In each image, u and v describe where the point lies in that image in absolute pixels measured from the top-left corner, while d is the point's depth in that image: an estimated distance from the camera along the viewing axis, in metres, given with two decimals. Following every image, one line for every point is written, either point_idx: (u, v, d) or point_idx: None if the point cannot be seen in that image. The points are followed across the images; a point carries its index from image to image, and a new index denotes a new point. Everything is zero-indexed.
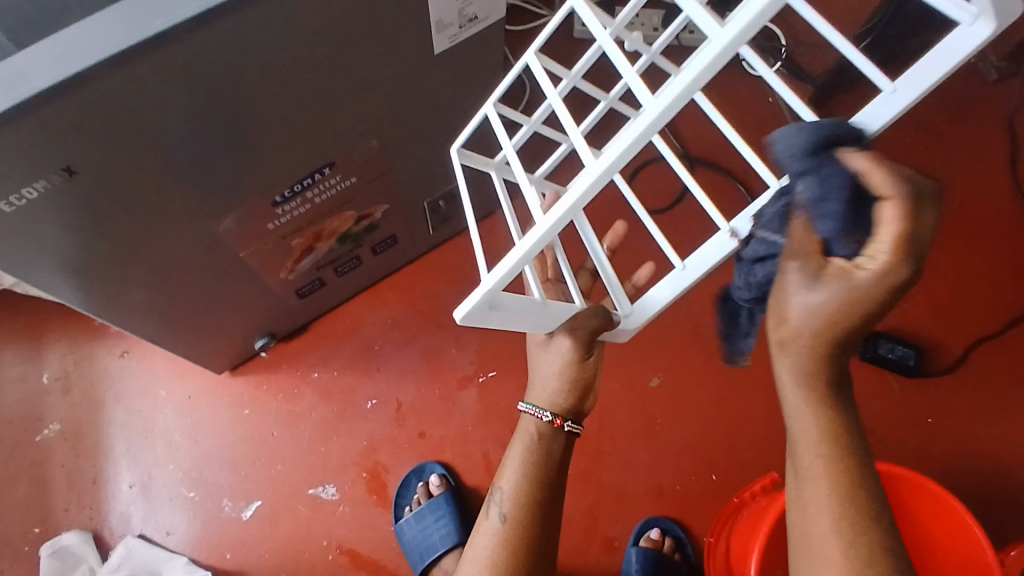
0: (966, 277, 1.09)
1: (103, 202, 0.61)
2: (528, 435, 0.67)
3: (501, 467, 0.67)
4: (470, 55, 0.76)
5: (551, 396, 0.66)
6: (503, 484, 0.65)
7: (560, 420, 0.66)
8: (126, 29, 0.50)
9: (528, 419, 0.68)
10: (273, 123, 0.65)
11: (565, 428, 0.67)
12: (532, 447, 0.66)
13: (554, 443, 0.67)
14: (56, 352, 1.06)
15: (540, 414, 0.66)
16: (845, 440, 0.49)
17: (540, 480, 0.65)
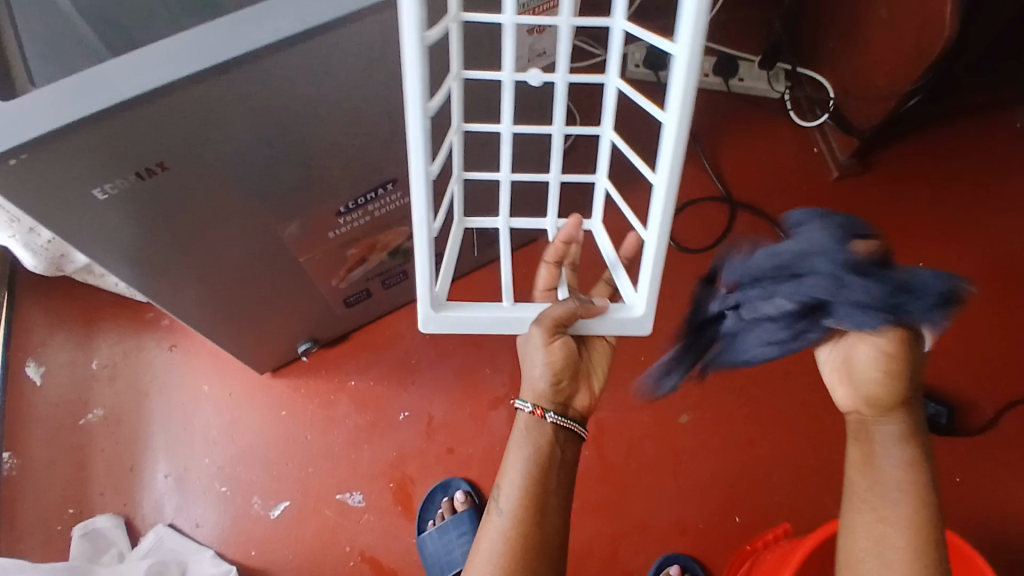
0: (1004, 340, 1.09)
1: (184, 197, 0.66)
2: (523, 428, 0.64)
3: (502, 465, 0.64)
4: (535, 87, 0.79)
5: (531, 386, 0.65)
6: (506, 480, 0.62)
7: (541, 410, 0.63)
8: (227, 42, 0.55)
9: (520, 416, 0.65)
10: (347, 138, 0.69)
11: (550, 418, 0.63)
12: (529, 439, 0.63)
13: (544, 440, 0.63)
14: (107, 341, 1.10)
15: (523, 406, 0.64)
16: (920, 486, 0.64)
17: (543, 470, 0.62)
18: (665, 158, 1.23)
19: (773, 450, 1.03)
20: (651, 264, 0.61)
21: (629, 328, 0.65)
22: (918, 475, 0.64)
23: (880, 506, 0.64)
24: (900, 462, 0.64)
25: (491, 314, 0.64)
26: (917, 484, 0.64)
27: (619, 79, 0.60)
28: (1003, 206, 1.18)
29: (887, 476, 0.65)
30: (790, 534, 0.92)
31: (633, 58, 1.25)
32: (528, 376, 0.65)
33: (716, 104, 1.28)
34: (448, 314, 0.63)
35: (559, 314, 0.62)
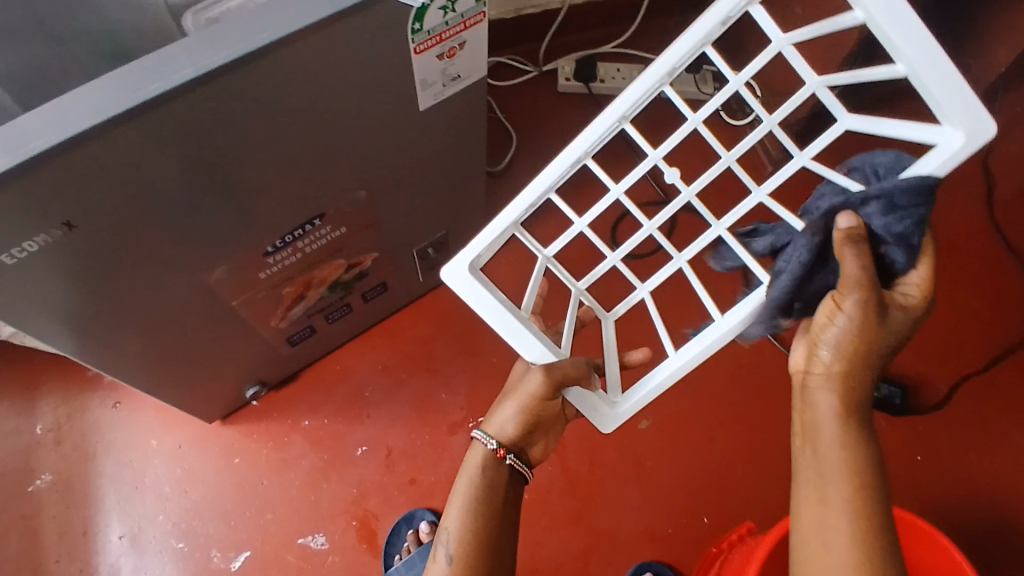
0: (948, 315, 1.13)
1: (101, 255, 0.64)
2: (476, 466, 0.63)
3: (447, 503, 0.63)
4: (458, 110, 0.79)
5: (499, 425, 0.64)
6: (450, 523, 0.61)
7: (503, 450, 0.63)
8: (127, 91, 0.53)
9: (477, 448, 0.64)
10: (266, 178, 0.68)
11: (508, 460, 0.63)
12: (482, 474, 0.63)
13: (498, 477, 0.63)
14: (49, 404, 1.06)
15: (487, 441, 0.63)
16: (864, 471, 0.52)
17: (490, 510, 0.61)
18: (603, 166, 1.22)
19: (733, 448, 1.04)
20: (658, 386, 0.62)
21: (600, 414, 0.64)
22: (859, 447, 0.52)
23: (821, 491, 0.53)
24: (835, 434, 0.53)
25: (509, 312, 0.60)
26: (858, 458, 0.52)
27: (727, 228, 0.61)
28: None
29: (823, 456, 0.53)
30: (754, 530, 0.92)
31: (563, 71, 1.26)
32: (502, 415, 0.64)
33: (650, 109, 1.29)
34: (470, 282, 0.59)
35: (566, 369, 0.60)
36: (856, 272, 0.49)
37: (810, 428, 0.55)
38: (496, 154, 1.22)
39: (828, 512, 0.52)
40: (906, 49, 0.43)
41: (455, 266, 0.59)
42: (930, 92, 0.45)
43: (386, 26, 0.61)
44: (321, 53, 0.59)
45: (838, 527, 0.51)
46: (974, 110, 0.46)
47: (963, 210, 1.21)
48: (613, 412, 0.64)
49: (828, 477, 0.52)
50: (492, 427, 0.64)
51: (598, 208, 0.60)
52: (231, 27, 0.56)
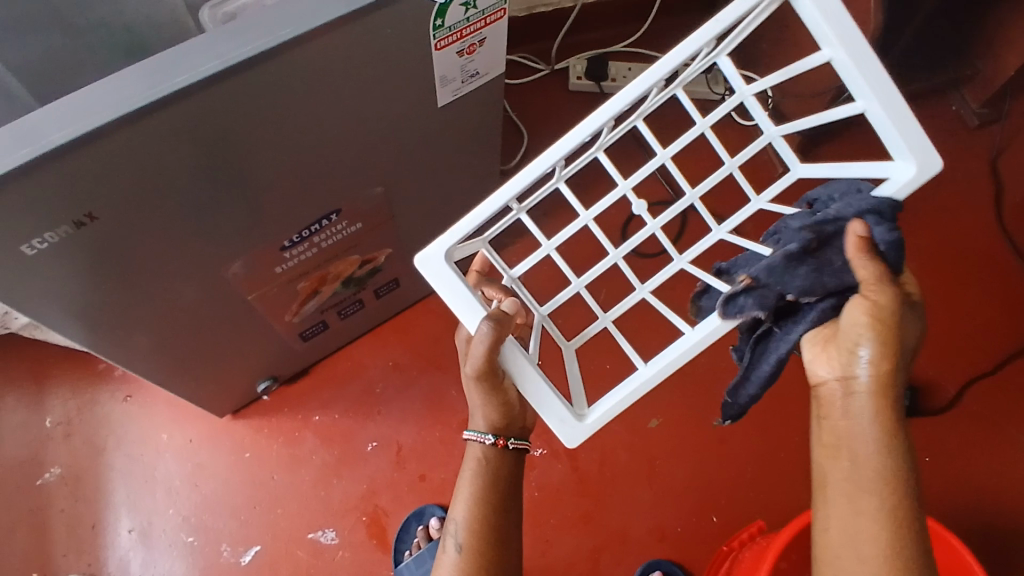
0: (956, 317, 1.13)
1: (120, 248, 0.64)
2: (478, 458, 0.63)
3: (453, 496, 0.63)
4: (475, 106, 0.79)
5: (484, 418, 0.61)
6: (458, 514, 0.61)
7: (503, 440, 0.62)
8: (151, 84, 0.53)
9: (474, 446, 0.63)
10: (285, 173, 0.69)
11: (510, 446, 0.63)
12: (485, 467, 0.62)
13: (502, 465, 0.63)
14: (59, 397, 1.06)
15: (483, 438, 0.62)
16: (900, 479, 0.51)
17: (497, 499, 0.61)
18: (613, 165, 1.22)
19: (743, 447, 1.04)
20: (619, 407, 0.55)
21: (552, 416, 0.55)
22: (893, 452, 0.52)
23: (853, 496, 0.53)
24: (871, 441, 0.52)
25: (461, 290, 0.54)
26: (893, 465, 0.52)
27: (688, 263, 0.62)
28: (942, 192, 1.24)
29: (859, 462, 0.53)
30: (765, 528, 0.92)
31: (575, 70, 1.26)
32: (476, 413, 0.62)
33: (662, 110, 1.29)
34: (444, 268, 0.54)
35: (483, 358, 0.54)
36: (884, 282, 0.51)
37: (842, 434, 0.55)
38: (507, 153, 1.23)
39: (861, 519, 0.52)
40: (871, 91, 0.50)
41: (430, 255, 0.54)
42: (889, 129, 0.51)
43: (409, 21, 0.61)
44: (345, 48, 0.59)
45: (868, 531, 0.51)
46: (923, 147, 0.51)
47: (974, 214, 1.22)
48: (580, 429, 0.55)
49: (860, 483, 0.52)
50: (478, 425, 0.62)
51: (569, 231, 0.58)
52: (255, 20, 0.56)
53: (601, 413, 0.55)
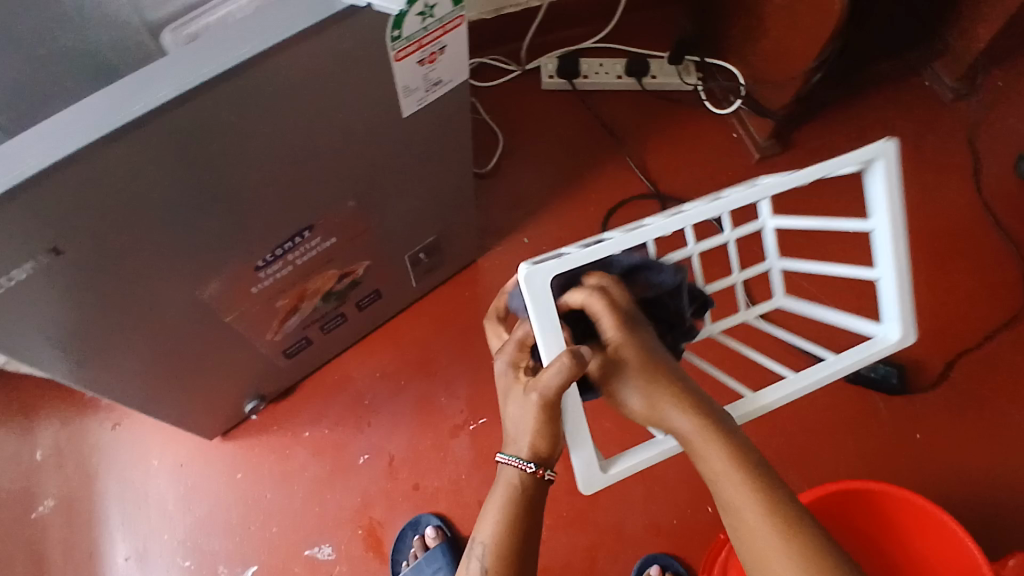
0: (939, 293, 1.14)
1: (94, 279, 0.64)
2: (513, 484, 0.53)
3: (478, 516, 0.54)
4: (442, 113, 0.78)
5: (526, 445, 0.52)
6: (484, 536, 0.52)
7: (544, 470, 0.53)
8: (109, 113, 0.53)
9: (507, 468, 0.54)
10: (257, 192, 0.68)
11: (548, 477, 0.54)
12: (517, 492, 0.53)
13: (537, 495, 0.54)
14: (48, 427, 1.06)
15: (523, 464, 0.52)
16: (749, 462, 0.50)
17: (525, 529, 0.53)
18: (591, 162, 1.22)
19: None
20: (646, 458, 0.54)
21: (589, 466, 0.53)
22: (755, 473, 0.50)
23: (756, 546, 0.48)
24: (705, 444, 0.50)
25: (551, 314, 0.49)
26: (764, 491, 0.49)
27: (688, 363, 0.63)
28: (920, 171, 1.24)
29: (711, 468, 0.50)
30: None
31: (546, 69, 1.26)
32: (522, 431, 0.52)
33: (638, 103, 1.27)
34: (549, 291, 0.49)
35: (552, 387, 0.49)
36: (602, 308, 0.54)
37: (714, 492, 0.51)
38: (484, 155, 1.22)
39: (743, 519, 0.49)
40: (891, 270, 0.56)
41: (542, 271, 0.49)
42: (892, 299, 0.57)
43: (365, 34, 0.60)
44: (303, 65, 0.59)
45: (779, 539, 0.48)
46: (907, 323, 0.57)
47: (952, 189, 1.22)
48: (599, 480, 0.53)
49: (737, 499, 0.49)
50: (521, 449, 0.52)
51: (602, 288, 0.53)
52: (209, 44, 0.56)
53: (623, 467, 0.54)
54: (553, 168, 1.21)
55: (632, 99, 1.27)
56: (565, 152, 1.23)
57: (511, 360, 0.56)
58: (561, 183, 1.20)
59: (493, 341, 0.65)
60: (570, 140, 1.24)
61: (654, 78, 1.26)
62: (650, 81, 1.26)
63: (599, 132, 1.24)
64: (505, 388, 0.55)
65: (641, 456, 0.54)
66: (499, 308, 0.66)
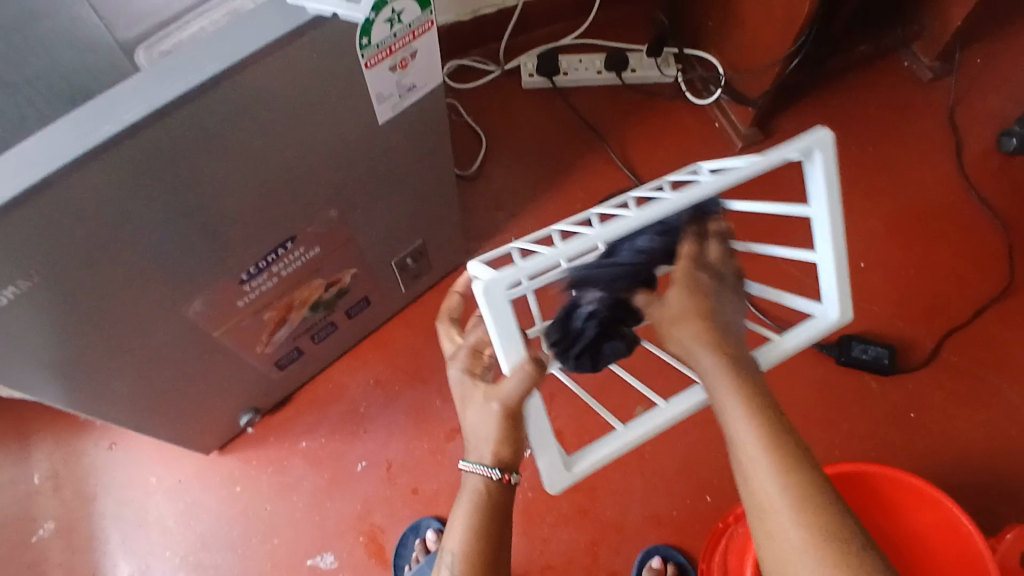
0: (927, 271, 1.14)
1: (78, 302, 0.64)
2: (480, 489, 0.55)
3: (446, 524, 0.56)
4: (419, 118, 0.79)
5: (488, 453, 0.54)
6: (454, 544, 0.53)
7: (509, 475, 0.55)
8: (79, 137, 0.53)
9: (472, 477, 0.55)
10: (236, 206, 0.68)
11: (513, 481, 0.56)
12: (486, 499, 0.55)
13: (503, 499, 0.56)
14: (45, 451, 1.06)
15: (488, 472, 0.54)
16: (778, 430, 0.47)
17: (494, 532, 0.55)
18: (574, 158, 1.22)
19: None
20: (610, 453, 0.54)
21: (553, 469, 0.53)
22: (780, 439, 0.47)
23: (771, 514, 0.46)
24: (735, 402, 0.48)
25: (514, 326, 0.47)
26: (793, 456, 0.46)
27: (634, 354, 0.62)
28: (902, 151, 1.24)
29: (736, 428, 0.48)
30: None
31: (526, 68, 1.27)
32: (485, 439, 0.54)
33: (619, 98, 1.27)
34: (506, 304, 0.46)
35: (513, 399, 0.50)
36: (687, 257, 0.54)
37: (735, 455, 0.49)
38: (467, 157, 1.22)
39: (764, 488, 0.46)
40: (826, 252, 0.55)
41: (501, 283, 0.45)
42: (830, 282, 0.56)
43: (335, 44, 0.61)
44: (275, 77, 0.59)
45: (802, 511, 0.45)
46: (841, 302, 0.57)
47: (936, 167, 1.23)
48: (568, 479, 0.53)
49: (766, 467, 0.46)
50: (483, 457, 0.54)
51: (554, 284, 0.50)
52: (180, 60, 0.56)
53: (588, 464, 0.54)
54: (536, 166, 1.22)
55: (612, 93, 1.28)
56: (548, 150, 1.23)
57: (466, 368, 0.57)
58: (545, 181, 1.20)
59: (447, 344, 0.64)
60: (552, 138, 1.24)
61: (633, 71, 1.26)
62: (629, 75, 1.26)
63: (581, 128, 1.25)
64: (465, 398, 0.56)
65: (606, 450, 0.54)
66: (451, 308, 0.66)
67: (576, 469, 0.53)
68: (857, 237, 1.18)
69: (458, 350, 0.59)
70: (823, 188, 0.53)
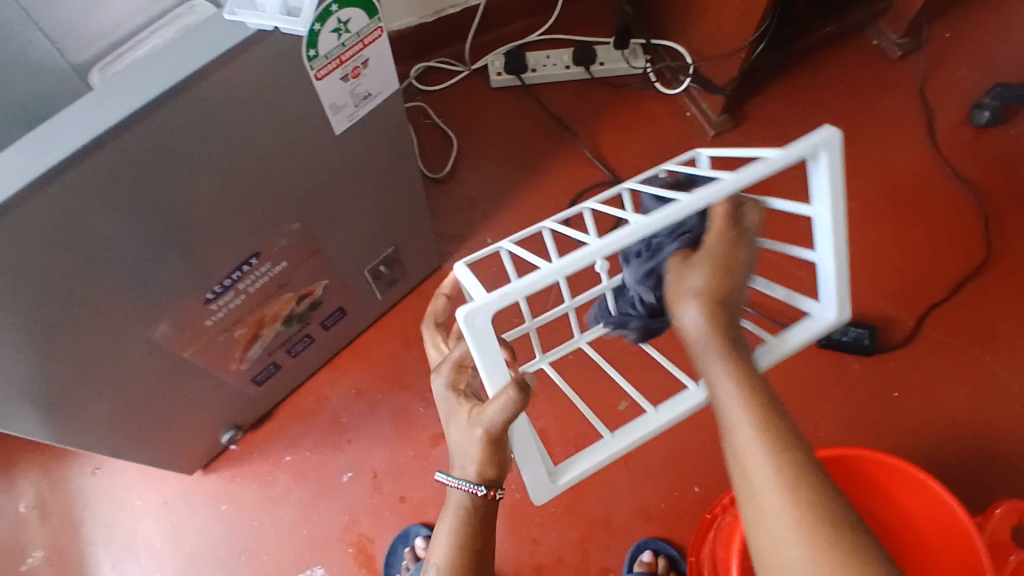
0: (904, 249, 1.14)
1: (42, 333, 0.63)
2: (464, 505, 0.53)
3: (431, 536, 0.55)
4: (378, 126, 0.78)
5: (473, 474, 0.52)
6: (437, 558, 0.53)
7: (494, 492, 0.53)
8: (22, 169, 0.52)
9: (456, 494, 0.54)
10: (197, 227, 0.67)
11: (499, 497, 0.54)
12: (469, 515, 0.53)
13: (489, 515, 0.54)
14: (29, 480, 1.05)
15: (473, 490, 0.52)
16: (782, 440, 0.46)
17: (478, 546, 0.54)
18: (546, 155, 1.22)
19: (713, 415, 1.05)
20: (596, 463, 0.53)
21: (535, 483, 0.51)
22: (782, 439, 0.46)
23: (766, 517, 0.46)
24: (735, 400, 0.47)
25: (497, 356, 0.46)
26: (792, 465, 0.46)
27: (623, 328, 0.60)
28: (873, 129, 1.24)
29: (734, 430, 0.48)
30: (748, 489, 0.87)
31: (493, 67, 1.26)
32: (469, 461, 0.51)
33: (587, 91, 1.27)
34: (489, 330, 0.44)
35: (497, 424, 0.48)
36: (722, 224, 0.49)
37: (741, 473, 0.47)
38: (438, 159, 1.22)
39: (758, 497, 0.46)
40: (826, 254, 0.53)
41: (484, 309, 0.43)
42: (830, 282, 0.54)
43: (280, 58, 0.60)
44: (223, 94, 0.59)
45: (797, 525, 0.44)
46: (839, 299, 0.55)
47: (908, 144, 1.22)
48: (549, 491, 0.52)
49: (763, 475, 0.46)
50: (468, 475, 0.52)
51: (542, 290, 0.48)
52: (121, 84, 0.55)
53: (569, 474, 0.52)
54: (508, 164, 1.21)
55: (581, 87, 1.27)
56: (519, 147, 1.22)
57: (449, 383, 0.55)
58: (518, 179, 1.19)
59: (433, 352, 0.63)
60: (523, 136, 1.23)
61: (601, 64, 1.26)
62: (597, 68, 1.26)
63: (551, 124, 1.24)
64: (449, 416, 0.53)
65: (591, 461, 0.52)
66: (437, 312, 0.64)
67: (559, 480, 0.52)
68: None
69: (441, 363, 0.56)
70: (828, 191, 0.50)
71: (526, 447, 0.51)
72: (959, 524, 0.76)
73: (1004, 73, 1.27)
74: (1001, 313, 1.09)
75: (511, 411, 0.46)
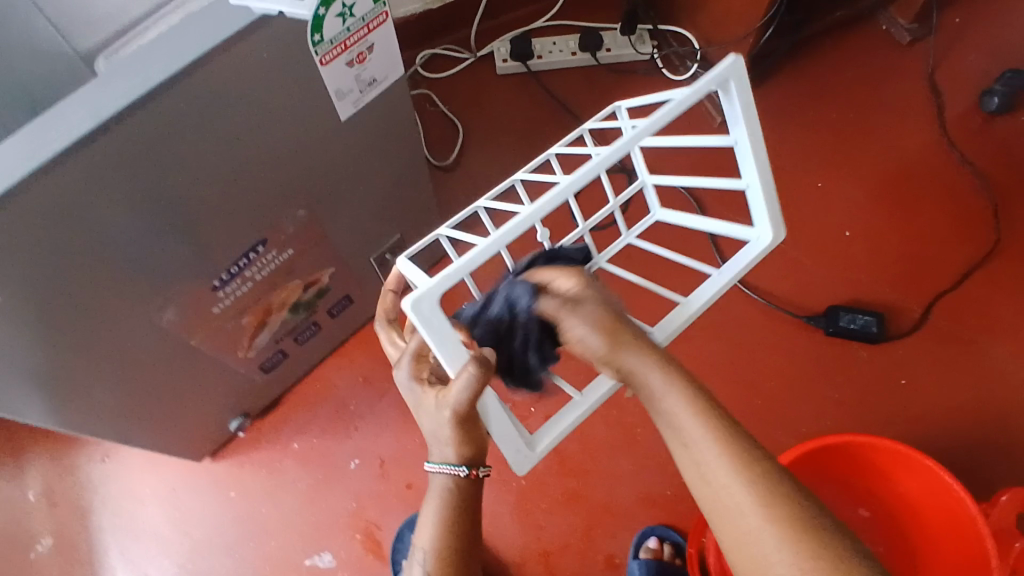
0: (911, 236, 1.13)
1: (47, 319, 0.63)
2: (447, 488, 0.53)
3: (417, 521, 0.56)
4: (383, 113, 0.78)
5: (450, 454, 0.51)
6: (425, 543, 0.54)
7: (476, 471, 0.53)
8: (28, 154, 0.52)
9: (438, 478, 0.54)
10: (202, 214, 0.67)
11: (481, 475, 0.54)
12: (455, 497, 0.53)
13: (472, 495, 0.54)
14: (38, 467, 1.06)
15: (454, 471, 0.52)
16: (735, 435, 0.46)
17: (465, 522, 0.55)
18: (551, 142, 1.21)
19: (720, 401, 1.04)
20: (571, 424, 0.51)
21: (514, 456, 0.50)
22: (726, 426, 0.46)
23: (737, 519, 0.44)
24: (683, 412, 0.46)
25: (451, 332, 0.44)
26: (747, 461, 0.45)
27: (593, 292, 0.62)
28: (882, 115, 1.23)
29: (687, 438, 0.46)
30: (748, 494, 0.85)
31: (499, 53, 1.26)
32: (444, 443, 0.51)
33: (593, 78, 1.26)
34: (439, 316, 0.42)
35: (462, 402, 0.47)
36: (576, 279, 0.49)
37: (701, 479, 0.46)
38: (444, 147, 1.21)
39: (724, 499, 0.45)
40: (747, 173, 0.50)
41: (431, 294, 0.41)
42: (759, 202, 0.51)
43: (284, 42, 0.59)
44: (226, 79, 0.58)
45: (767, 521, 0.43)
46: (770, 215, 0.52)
47: (917, 130, 1.21)
48: (528, 461, 0.50)
49: (723, 478, 0.45)
50: (448, 457, 0.52)
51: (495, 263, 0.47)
52: (126, 70, 0.55)
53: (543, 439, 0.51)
54: (514, 151, 1.20)
55: (587, 74, 1.26)
56: (525, 134, 1.22)
57: (413, 375, 0.54)
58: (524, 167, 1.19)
59: (391, 348, 0.62)
60: (529, 123, 1.23)
61: (608, 50, 1.25)
62: (604, 54, 1.25)
63: (556, 111, 1.23)
64: (416, 407, 0.53)
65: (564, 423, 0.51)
66: (388, 309, 0.64)
67: (537, 450, 0.50)
68: (840, 203, 1.17)
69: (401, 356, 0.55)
70: (743, 122, 0.47)
71: (497, 422, 0.49)
72: (965, 509, 0.75)
73: (1015, 58, 1.25)
74: (1010, 300, 1.08)
75: (470, 383, 0.45)
